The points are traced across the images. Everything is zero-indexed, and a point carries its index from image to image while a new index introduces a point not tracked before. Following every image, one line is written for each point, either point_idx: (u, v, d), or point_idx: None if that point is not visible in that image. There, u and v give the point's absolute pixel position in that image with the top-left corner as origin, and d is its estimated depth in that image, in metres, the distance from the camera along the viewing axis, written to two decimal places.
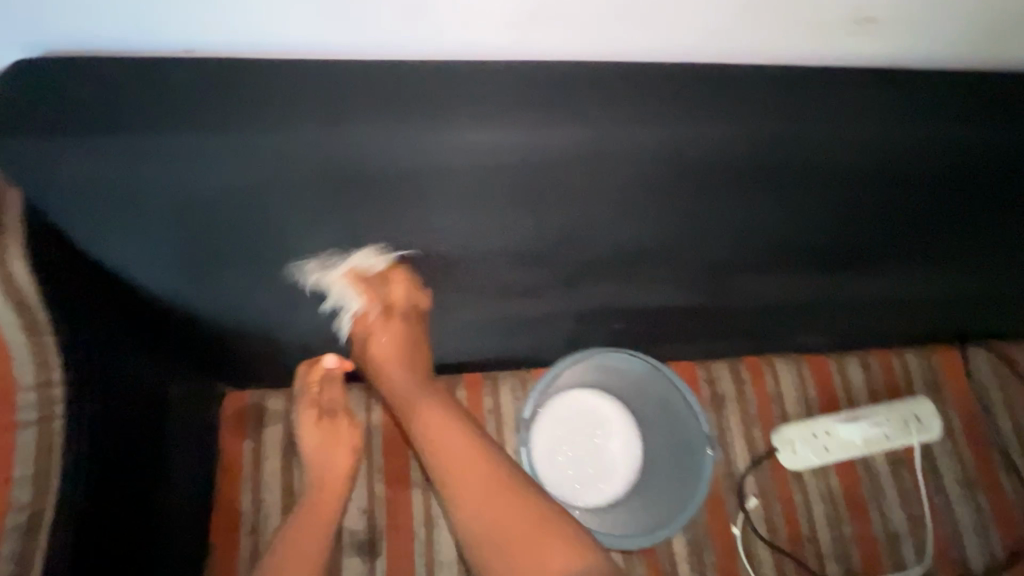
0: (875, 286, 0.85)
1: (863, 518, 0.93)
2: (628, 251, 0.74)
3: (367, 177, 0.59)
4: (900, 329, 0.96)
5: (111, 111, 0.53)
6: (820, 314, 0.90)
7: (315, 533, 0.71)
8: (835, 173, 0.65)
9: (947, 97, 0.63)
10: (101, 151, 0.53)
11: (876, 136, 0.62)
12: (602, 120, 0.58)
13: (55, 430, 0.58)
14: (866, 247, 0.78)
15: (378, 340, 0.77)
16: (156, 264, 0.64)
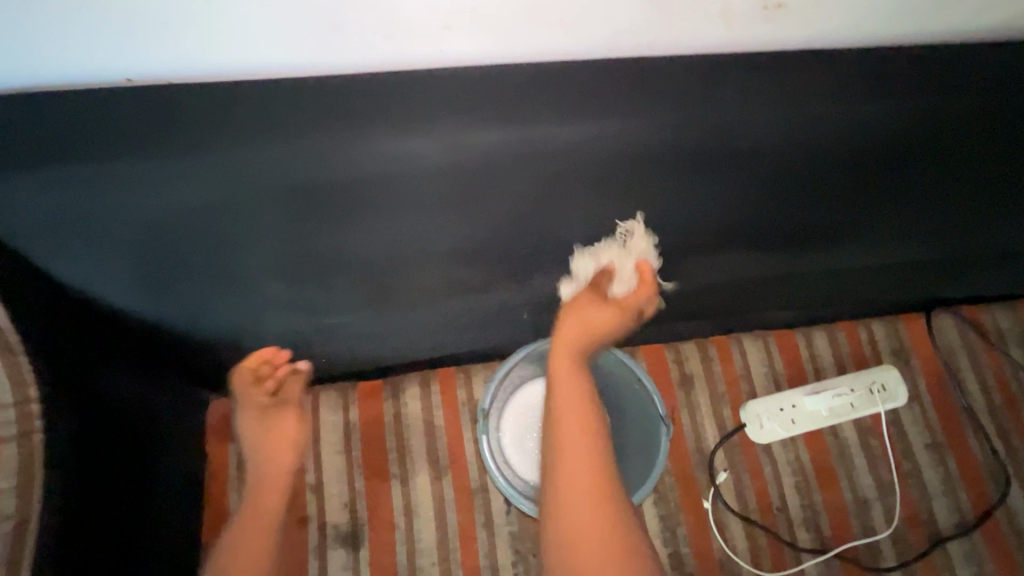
0: (836, 261, 0.87)
1: (832, 486, 0.96)
2: (579, 242, 0.76)
3: (316, 186, 0.63)
4: (864, 301, 0.98)
5: (73, 143, 0.59)
6: (783, 291, 0.92)
7: (260, 538, 0.75)
8: (756, 152, 0.69)
9: (850, 80, 0.69)
10: (62, 182, 0.59)
11: (784, 118, 0.68)
12: (528, 118, 0.63)
13: (35, 445, 0.61)
14: (819, 222, 0.80)
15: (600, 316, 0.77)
16: (120, 285, 0.67)
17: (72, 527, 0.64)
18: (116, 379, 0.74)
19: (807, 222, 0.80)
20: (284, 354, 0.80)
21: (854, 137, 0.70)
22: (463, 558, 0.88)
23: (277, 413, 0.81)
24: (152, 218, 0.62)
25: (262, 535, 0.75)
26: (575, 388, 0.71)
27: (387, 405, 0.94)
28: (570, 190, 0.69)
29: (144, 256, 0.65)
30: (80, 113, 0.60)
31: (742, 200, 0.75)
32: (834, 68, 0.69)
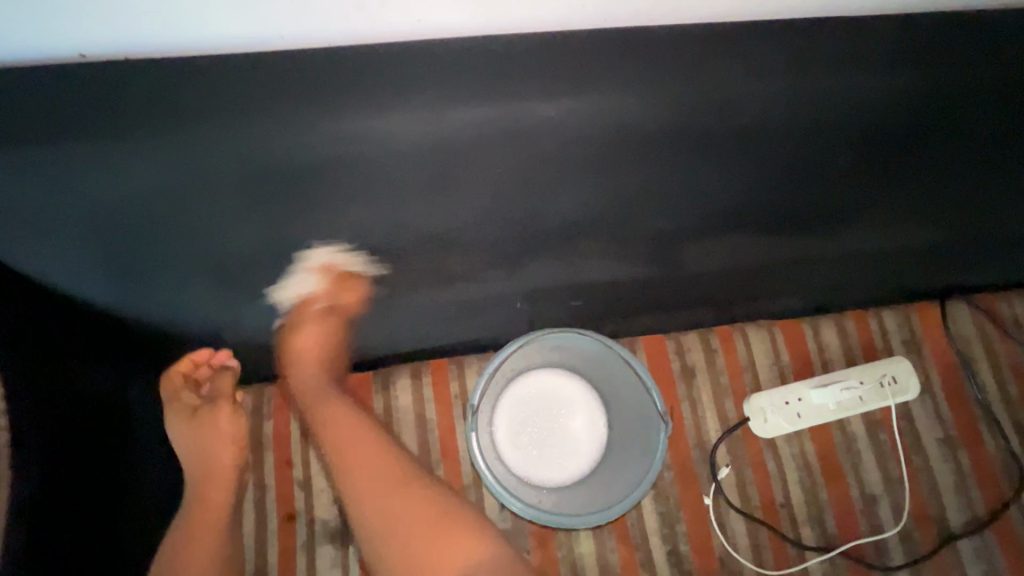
0: (839, 248, 0.83)
1: (838, 482, 0.92)
2: (572, 227, 0.72)
3: (293, 170, 0.59)
4: (874, 289, 0.94)
5: (28, 122, 0.55)
6: (786, 279, 0.89)
7: (207, 533, 0.71)
8: (764, 126, 0.65)
9: (861, 44, 0.64)
10: (17, 165, 0.55)
11: (789, 86, 0.62)
12: (516, 96, 0.59)
13: None
14: (824, 206, 0.76)
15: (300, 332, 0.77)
16: (92, 274, 0.65)
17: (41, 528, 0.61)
18: (93, 374, 0.71)
19: (811, 207, 0.76)
20: (223, 355, 0.78)
21: (866, 112, 0.66)
22: None
23: (206, 413, 0.77)
24: (117, 203, 0.59)
25: (210, 527, 0.72)
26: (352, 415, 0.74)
27: (377, 399, 0.91)
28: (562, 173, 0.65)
29: (112, 246, 0.63)
30: (35, 90, 0.56)
31: (745, 181, 0.71)
32: (849, 38, 0.64)
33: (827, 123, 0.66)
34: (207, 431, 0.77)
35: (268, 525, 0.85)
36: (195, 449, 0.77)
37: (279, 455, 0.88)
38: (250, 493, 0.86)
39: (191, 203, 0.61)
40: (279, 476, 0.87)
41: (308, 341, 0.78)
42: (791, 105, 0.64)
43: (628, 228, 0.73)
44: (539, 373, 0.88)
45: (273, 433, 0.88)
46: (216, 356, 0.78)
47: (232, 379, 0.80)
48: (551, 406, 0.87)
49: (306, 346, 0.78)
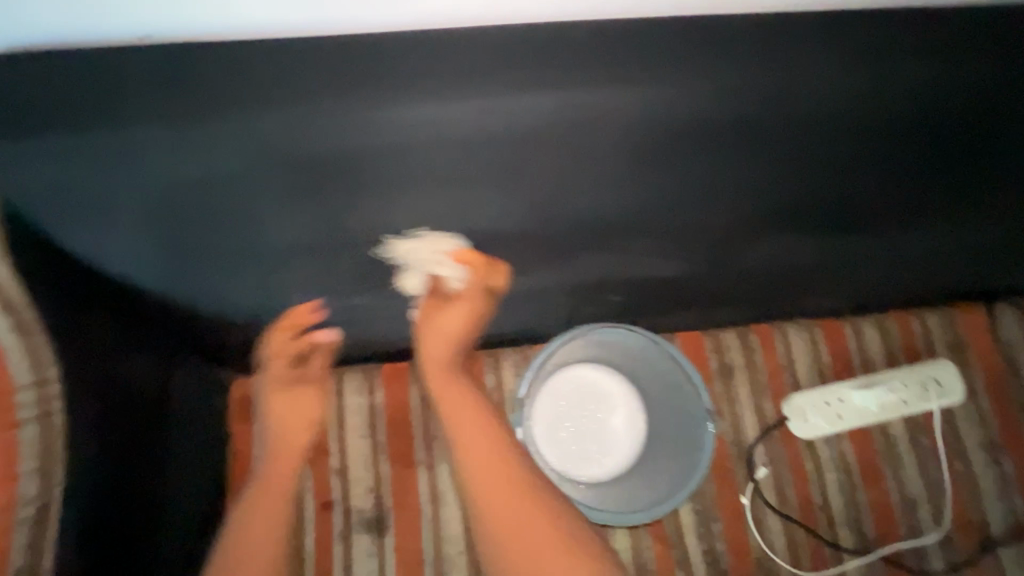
0: (901, 237, 0.79)
1: (878, 485, 0.91)
2: (623, 221, 0.71)
3: (352, 158, 0.59)
4: (937, 282, 0.89)
5: (85, 106, 0.55)
6: (841, 273, 0.85)
7: (274, 502, 0.71)
8: (825, 120, 0.63)
9: (919, 38, 0.61)
10: (75, 151, 0.55)
11: (847, 80, 0.60)
12: (579, 85, 0.57)
13: (54, 428, 0.58)
14: (886, 194, 0.73)
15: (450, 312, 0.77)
16: (142, 261, 0.65)
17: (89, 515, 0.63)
18: (137, 359, 0.72)
19: (876, 193, 0.73)
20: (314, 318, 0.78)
21: (943, 86, 0.62)
22: None
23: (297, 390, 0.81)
24: (173, 186, 0.59)
25: (276, 498, 0.71)
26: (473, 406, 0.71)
27: (413, 390, 0.90)
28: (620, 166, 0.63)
29: (163, 229, 0.62)
30: (92, 75, 0.55)
31: (798, 178, 0.69)
32: (911, 30, 0.61)
33: (904, 98, 0.62)
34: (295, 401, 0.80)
35: (305, 513, 0.85)
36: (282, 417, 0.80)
37: (317, 444, 0.88)
38: None
39: (248, 188, 0.60)
40: (316, 464, 0.87)
41: (441, 324, 0.77)
42: (863, 81, 0.61)
43: (678, 223, 0.72)
44: (580, 369, 0.87)
45: None
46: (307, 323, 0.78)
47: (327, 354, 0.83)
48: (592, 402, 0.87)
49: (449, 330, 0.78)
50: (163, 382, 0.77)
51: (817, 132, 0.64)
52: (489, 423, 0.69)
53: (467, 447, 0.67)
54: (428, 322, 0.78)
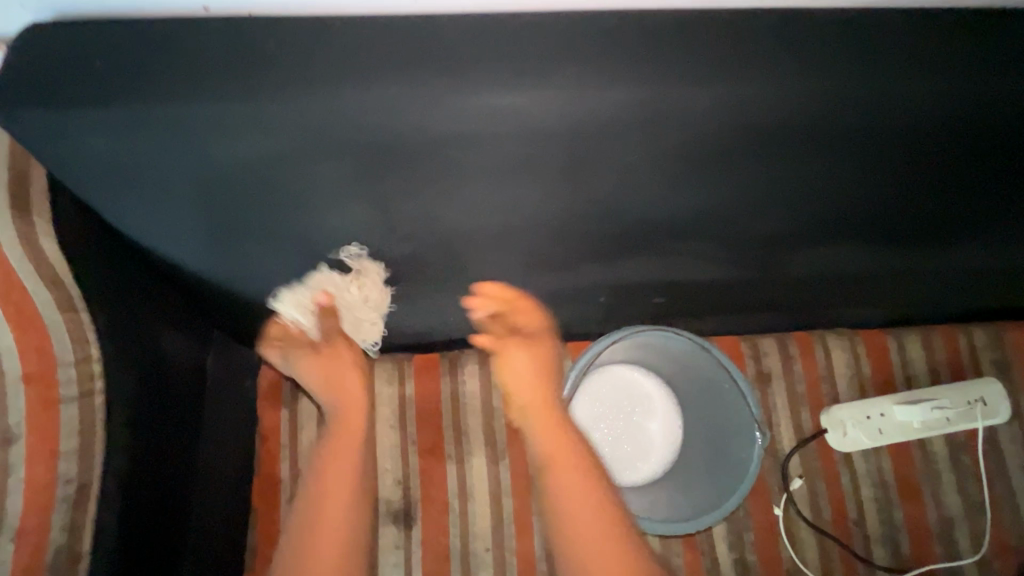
0: (922, 257, 0.77)
1: (914, 503, 0.89)
2: (679, 223, 0.67)
3: (408, 148, 0.54)
4: (953, 302, 0.88)
5: (127, 76, 0.50)
6: (865, 286, 0.83)
7: (337, 500, 0.66)
8: (904, 128, 0.58)
9: (954, 46, 0.56)
10: (114, 126, 0.50)
11: (889, 93, 0.55)
12: (658, 79, 0.52)
13: (97, 406, 0.58)
14: (926, 210, 0.69)
15: (529, 350, 0.78)
16: (181, 241, 0.63)
17: (123, 501, 0.61)
18: (171, 340, 0.71)
19: (915, 208, 0.69)
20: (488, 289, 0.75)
21: (1012, 111, 0.57)
22: (518, 546, 0.85)
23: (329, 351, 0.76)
24: (220, 166, 0.55)
25: (340, 495, 0.66)
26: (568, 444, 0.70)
27: (444, 383, 0.89)
28: (686, 164, 0.59)
29: (205, 210, 0.59)
30: (136, 46, 0.51)
31: (852, 187, 0.65)
32: (965, 36, 0.56)
33: (971, 115, 0.57)
34: (332, 361, 0.76)
35: None
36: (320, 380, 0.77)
37: None
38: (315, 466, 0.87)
39: (294, 171, 0.56)
40: None
41: (516, 366, 0.78)
42: (933, 91, 0.55)
43: (736, 226, 0.69)
44: (616, 372, 0.86)
45: None
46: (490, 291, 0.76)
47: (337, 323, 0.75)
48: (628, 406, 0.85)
49: (535, 368, 0.78)
50: (194, 364, 0.76)
51: (876, 143, 0.59)
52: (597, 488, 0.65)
53: (573, 516, 0.63)
54: (509, 354, 0.78)
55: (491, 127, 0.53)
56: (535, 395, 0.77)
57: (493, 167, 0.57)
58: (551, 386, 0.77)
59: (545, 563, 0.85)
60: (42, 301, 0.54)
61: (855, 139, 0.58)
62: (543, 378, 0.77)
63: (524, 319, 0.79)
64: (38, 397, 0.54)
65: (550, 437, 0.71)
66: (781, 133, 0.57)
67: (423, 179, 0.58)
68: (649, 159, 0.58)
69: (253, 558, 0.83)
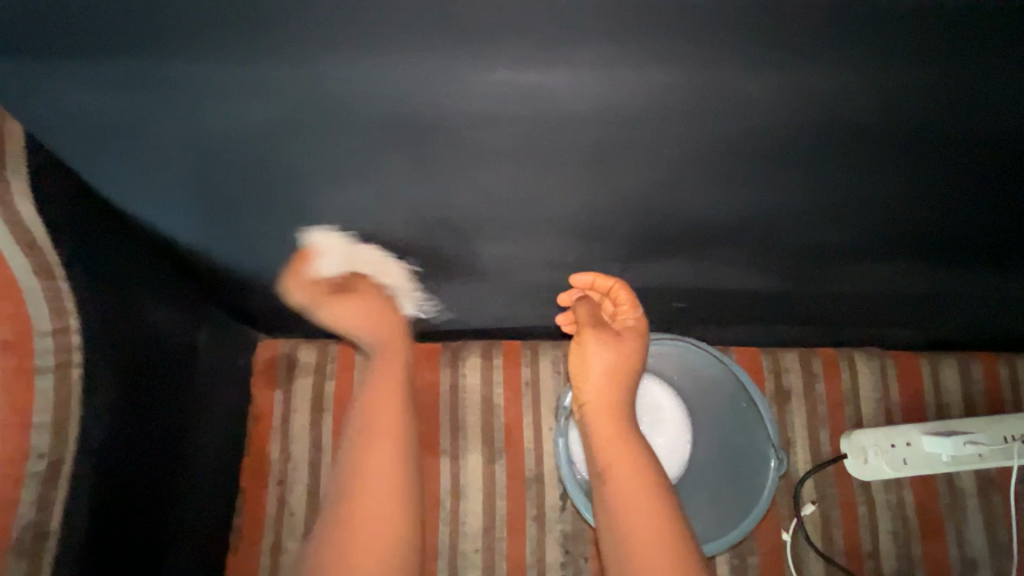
0: (954, 281, 0.70)
1: (934, 539, 0.83)
2: (707, 227, 0.62)
3: (413, 125, 0.50)
4: (983, 329, 0.81)
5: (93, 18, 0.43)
6: (887, 309, 0.77)
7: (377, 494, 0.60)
8: (946, 134, 0.51)
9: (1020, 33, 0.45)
10: (95, 83, 0.46)
11: (907, 105, 0.49)
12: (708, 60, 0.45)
13: (71, 380, 0.55)
14: (959, 232, 0.63)
15: (612, 346, 0.69)
16: (171, 212, 0.59)
17: (101, 481, 0.59)
18: (161, 313, 0.69)
19: (947, 229, 0.63)
20: (586, 280, 0.70)
21: None
22: (509, 550, 0.82)
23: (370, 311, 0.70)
24: (216, 136, 0.51)
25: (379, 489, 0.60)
26: (626, 448, 0.63)
27: (444, 374, 0.86)
28: (719, 161, 0.54)
29: (198, 180, 0.56)
30: None
31: (886, 199, 0.59)
32: None
33: (995, 120, 0.51)
34: (378, 313, 0.71)
35: (322, 488, 0.83)
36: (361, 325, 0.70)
37: (338, 419, 0.85)
38: (307, 451, 0.84)
39: (295, 144, 0.52)
40: (337, 440, 0.84)
41: (589, 359, 0.69)
42: (970, 105, 0.50)
43: (770, 233, 0.63)
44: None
45: (334, 391, 0.85)
46: (586, 281, 0.70)
47: (587, 308, 0.71)
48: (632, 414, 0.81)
49: (609, 367, 0.68)
50: (187, 339, 0.74)
51: (909, 151, 0.53)
52: (659, 515, 0.58)
53: (640, 549, 0.56)
54: (586, 350, 0.69)
55: (510, 108, 0.48)
56: (603, 390, 0.68)
57: (508, 152, 0.52)
58: (623, 384, 0.69)
59: (534, 570, 0.81)
60: (19, 269, 0.52)
61: (884, 152, 0.53)
62: (623, 377, 0.69)
63: (619, 309, 0.72)
64: (12, 365, 0.52)
65: (612, 450, 0.63)
66: (831, 131, 0.51)
67: (431, 163, 0.53)
68: (682, 153, 0.53)
69: (240, 537, 0.81)
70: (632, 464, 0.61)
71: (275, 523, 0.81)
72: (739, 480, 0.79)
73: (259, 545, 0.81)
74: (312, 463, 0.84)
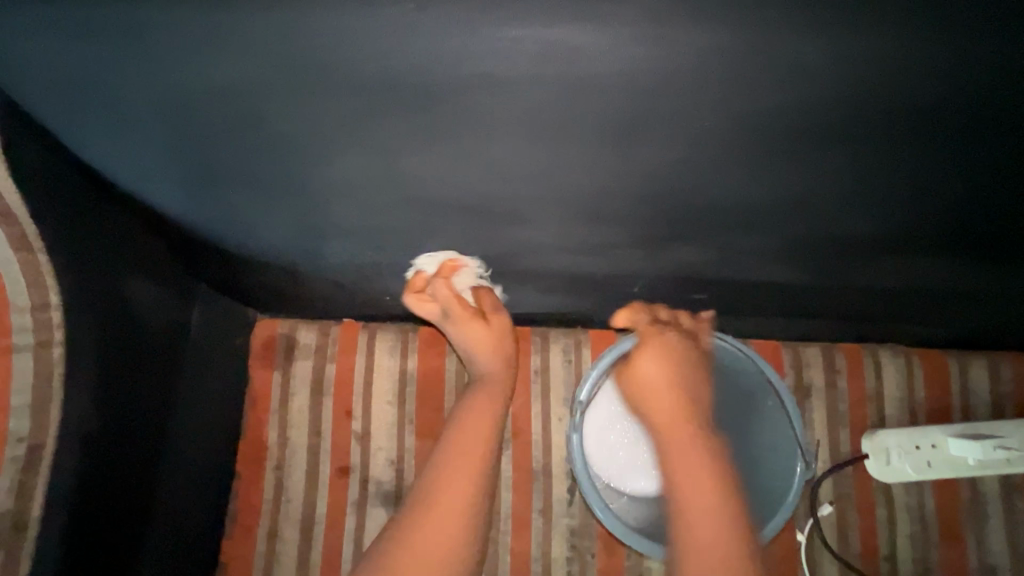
0: (994, 278, 0.66)
1: (955, 545, 0.80)
2: (739, 212, 0.57)
3: (420, 91, 0.45)
4: (1016, 327, 0.77)
5: None
6: (920, 306, 0.73)
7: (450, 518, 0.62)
8: (996, 122, 0.47)
9: None
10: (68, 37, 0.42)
11: (954, 92, 0.45)
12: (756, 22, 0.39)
13: (54, 361, 0.52)
14: (1004, 226, 0.59)
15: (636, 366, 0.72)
16: (158, 182, 0.55)
17: (94, 468, 0.58)
18: (145, 290, 0.65)
19: (993, 222, 0.58)
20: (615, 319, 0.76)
21: None
22: (513, 543, 0.79)
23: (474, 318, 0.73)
24: (202, 98, 0.47)
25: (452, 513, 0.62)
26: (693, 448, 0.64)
27: (450, 360, 0.82)
28: (759, 138, 0.49)
29: (187, 149, 0.51)
30: None
31: (929, 191, 0.54)
32: None
33: None
34: (492, 339, 0.74)
35: (321, 475, 0.80)
36: (475, 343, 0.74)
37: (339, 403, 0.81)
38: (305, 437, 0.80)
39: (289, 109, 0.47)
40: (337, 424, 0.81)
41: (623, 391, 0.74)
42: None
43: (807, 222, 0.59)
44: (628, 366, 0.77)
45: (335, 374, 0.82)
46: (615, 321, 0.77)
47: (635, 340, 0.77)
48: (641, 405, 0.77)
49: (648, 384, 0.70)
50: (177, 316, 0.71)
51: (959, 138, 0.49)
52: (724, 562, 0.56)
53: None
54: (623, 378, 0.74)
55: (530, 72, 0.43)
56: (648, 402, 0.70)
57: (527, 121, 0.47)
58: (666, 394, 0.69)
59: (539, 564, 0.79)
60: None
61: (934, 135, 0.48)
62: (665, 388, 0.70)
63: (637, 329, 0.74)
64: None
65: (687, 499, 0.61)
66: (879, 113, 0.46)
67: (440, 133, 0.49)
68: (717, 127, 0.48)
69: (234, 524, 0.78)
70: (705, 511, 0.59)
71: (272, 509, 0.79)
72: (756, 476, 0.77)
73: (255, 532, 0.78)
74: (311, 449, 0.80)
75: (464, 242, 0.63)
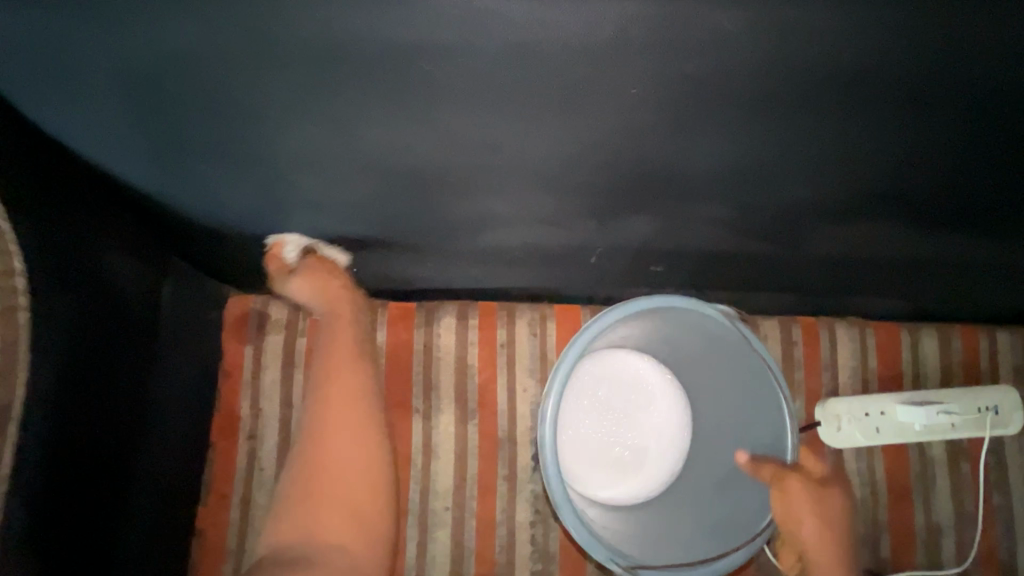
0: (939, 246, 0.68)
1: (902, 507, 0.84)
2: (682, 181, 0.60)
3: (365, 58, 0.47)
4: (966, 296, 0.80)
5: None
6: (873, 275, 0.75)
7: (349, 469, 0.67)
8: (926, 89, 0.49)
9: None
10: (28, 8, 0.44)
11: (883, 57, 0.46)
12: None
13: (19, 324, 0.54)
14: (946, 193, 0.61)
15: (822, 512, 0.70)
16: (118, 151, 0.57)
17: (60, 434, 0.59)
18: (112, 259, 0.66)
19: (936, 189, 0.60)
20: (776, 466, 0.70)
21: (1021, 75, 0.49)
22: (479, 509, 0.82)
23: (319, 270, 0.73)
24: (154, 65, 0.48)
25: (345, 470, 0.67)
26: None
27: (419, 333, 0.84)
28: (695, 104, 0.50)
29: (144, 119, 0.53)
30: None
31: (864, 160, 0.57)
32: None
33: (972, 85, 0.49)
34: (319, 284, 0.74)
35: (293, 444, 0.82)
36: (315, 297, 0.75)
37: (309, 375, 0.84)
38: (277, 408, 0.83)
39: (241, 78, 0.49)
40: (308, 396, 0.83)
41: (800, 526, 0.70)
42: (945, 71, 0.48)
43: (747, 191, 0.61)
44: (647, 387, 0.86)
45: (306, 347, 0.84)
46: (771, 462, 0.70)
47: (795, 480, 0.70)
48: (631, 425, 0.86)
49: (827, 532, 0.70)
50: (147, 288, 0.73)
51: (884, 111, 0.51)
52: None
53: None
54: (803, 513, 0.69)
55: (463, 38, 0.45)
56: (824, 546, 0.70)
57: (470, 86, 0.49)
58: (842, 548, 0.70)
59: (504, 527, 0.82)
60: None
61: (872, 99, 0.50)
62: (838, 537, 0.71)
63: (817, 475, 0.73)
64: None
65: None
66: (808, 79, 0.48)
67: (387, 101, 0.50)
68: (651, 95, 0.50)
69: (209, 493, 0.81)
70: None
71: (246, 477, 0.81)
72: (712, 448, 0.81)
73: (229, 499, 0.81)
74: (283, 419, 0.83)
75: (421, 215, 0.65)
